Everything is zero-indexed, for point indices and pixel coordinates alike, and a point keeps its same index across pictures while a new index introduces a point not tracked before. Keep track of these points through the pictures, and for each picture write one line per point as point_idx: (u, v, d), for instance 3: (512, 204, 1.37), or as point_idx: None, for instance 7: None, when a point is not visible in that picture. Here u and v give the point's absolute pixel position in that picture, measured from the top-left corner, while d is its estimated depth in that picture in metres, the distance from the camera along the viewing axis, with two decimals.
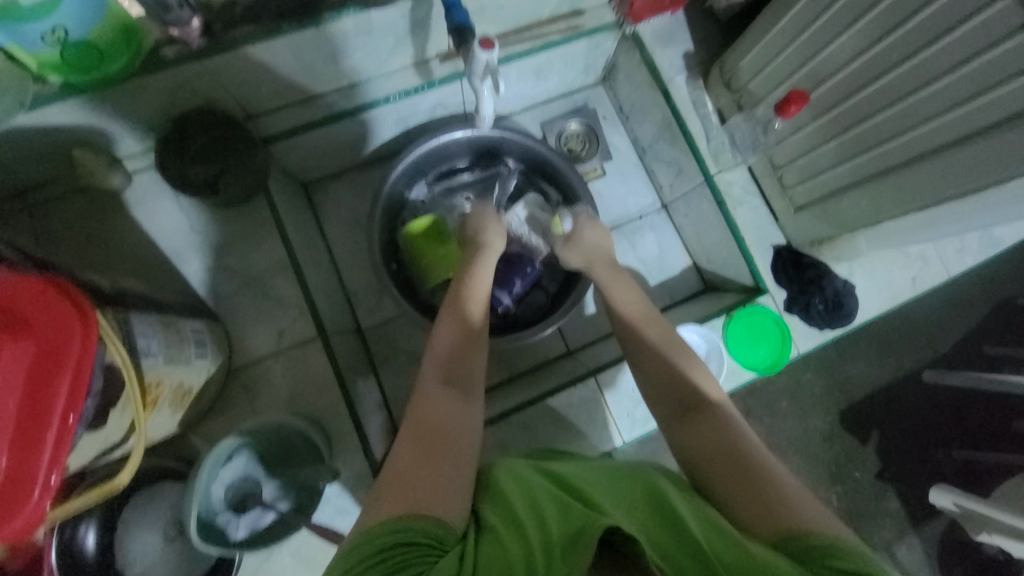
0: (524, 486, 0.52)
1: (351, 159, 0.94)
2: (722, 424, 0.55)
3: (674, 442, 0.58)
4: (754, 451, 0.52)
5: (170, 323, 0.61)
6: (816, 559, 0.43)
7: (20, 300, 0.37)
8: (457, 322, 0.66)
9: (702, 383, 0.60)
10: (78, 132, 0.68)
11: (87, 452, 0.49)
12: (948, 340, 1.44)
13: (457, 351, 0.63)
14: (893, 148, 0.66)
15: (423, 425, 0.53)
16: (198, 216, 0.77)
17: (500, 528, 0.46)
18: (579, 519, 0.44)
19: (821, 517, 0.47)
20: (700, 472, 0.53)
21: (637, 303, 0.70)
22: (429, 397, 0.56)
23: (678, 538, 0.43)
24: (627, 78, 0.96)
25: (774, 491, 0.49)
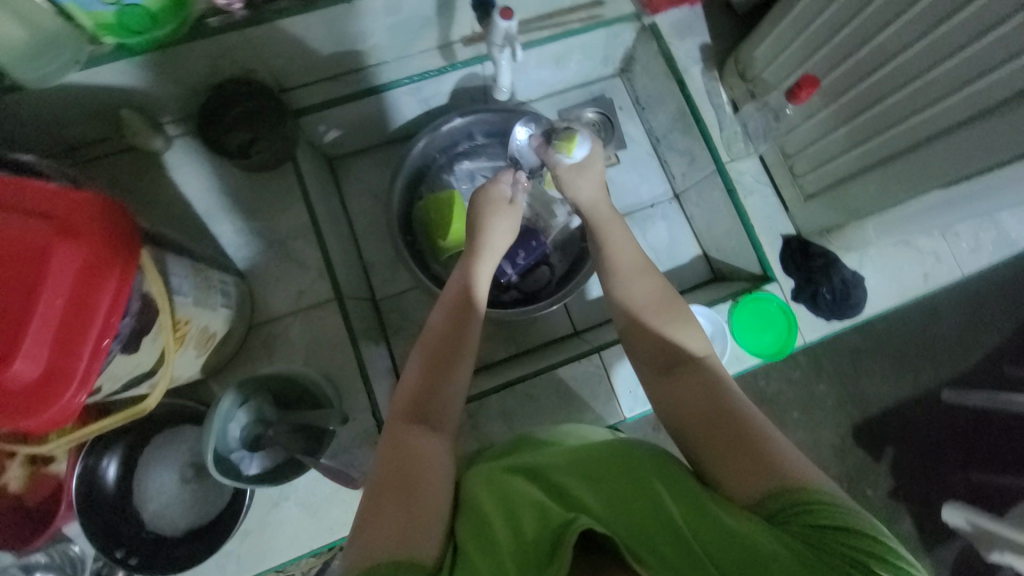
0: (499, 486, 0.52)
1: (374, 138, 0.99)
2: (705, 383, 0.56)
3: (657, 400, 0.59)
4: (737, 407, 0.54)
5: (200, 269, 0.64)
6: (794, 516, 0.45)
7: (70, 211, 0.41)
8: (428, 351, 0.63)
9: (687, 341, 0.61)
10: (127, 95, 0.73)
11: (116, 375, 0.52)
12: (967, 360, 1.41)
13: (429, 385, 0.61)
14: (903, 130, 0.68)
15: (400, 452, 0.53)
16: (231, 180, 0.82)
17: (473, 552, 0.45)
18: (553, 522, 0.46)
19: (800, 467, 0.49)
20: (683, 434, 0.54)
21: (628, 255, 0.71)
22: (401, 427, 0.56)
23: (664, 530, 0.44)
24: (643, 70, 0.99)
25: (756, 444, 0.50)
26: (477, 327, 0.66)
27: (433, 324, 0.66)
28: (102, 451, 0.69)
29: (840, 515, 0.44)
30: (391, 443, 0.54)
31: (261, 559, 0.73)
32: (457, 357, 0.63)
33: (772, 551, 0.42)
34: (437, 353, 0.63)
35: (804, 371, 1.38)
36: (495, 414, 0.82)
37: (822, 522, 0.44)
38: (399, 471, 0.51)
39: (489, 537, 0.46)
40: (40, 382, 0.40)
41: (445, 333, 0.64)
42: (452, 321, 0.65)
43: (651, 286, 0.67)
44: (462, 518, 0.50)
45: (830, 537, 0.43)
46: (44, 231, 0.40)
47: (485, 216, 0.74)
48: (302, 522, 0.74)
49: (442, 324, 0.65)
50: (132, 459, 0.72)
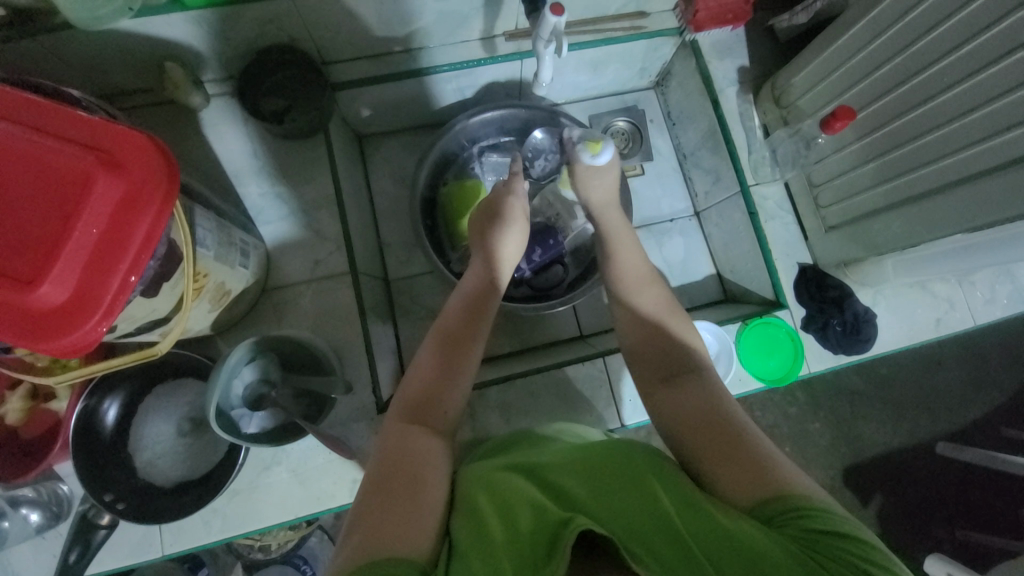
0: (495, 487, 0.53)
1: (406, 121, 1.00)
2: (703, 390, 0.58)
3: (654, 406, 0.61)
4: (733, 414, 0.55)
5: (225, 226, 0.65)
6: (790, 520, 0.45)
7: (121, 147, 0.42)
8: (436, 348, 0.65)
9: (688, 351, 0.64)
10: (174, 48, 0.74)
11: (133, 316, 0.52)
12: (968, 417, 1.40)
13: (434, 381, 0.62)
14: (933, 171, 0.68)
15: (395, 451, 0.54)
16: (262, 144, 0.83)
17: (468, 549, 0.45)
18: (550, 521, 0.45)
19: (795, 475, 0.49)
20: (680, 440, 0.55)
21: (636, 268, 0.74)
22: (396, 428, 0.57)
23: (662, 531, 0.44)
24: (679, 85, 1.00)
25: (752, 449, 0.51)
26: (484, 328, 0.68)
27: (448, 314, 0.69)
28: (105, 393, 0.70)
29: (834, 520, 0.44)
30: (388, 443, 0.55)
31: (245, 520, 0.73)
32: (464, 357, 0.65)
33: (767, 550, 0.42)
34: (443, 350, 0.65)
35: (801, 407, 1.38)
36: (493, 405, 0.82)
37: (818, 526, 0.44)
38: (399, 465, 0.52)
39: (483, 534, 0.46)
40: (65, 308, 0.40)
41: (454, 333, 0.66)
42: (465, 321, 0.67)
43: (655, 298, 0.70)
44: (459, 515, 0.50)
45: (825, 541, 0.43)
46: (88, 161, 0.41)
47: (501, 229, 0.76)
48: (290, 489, 0.74)
49: (453, 321, 0.68)
50: (132, 405, 0.72)
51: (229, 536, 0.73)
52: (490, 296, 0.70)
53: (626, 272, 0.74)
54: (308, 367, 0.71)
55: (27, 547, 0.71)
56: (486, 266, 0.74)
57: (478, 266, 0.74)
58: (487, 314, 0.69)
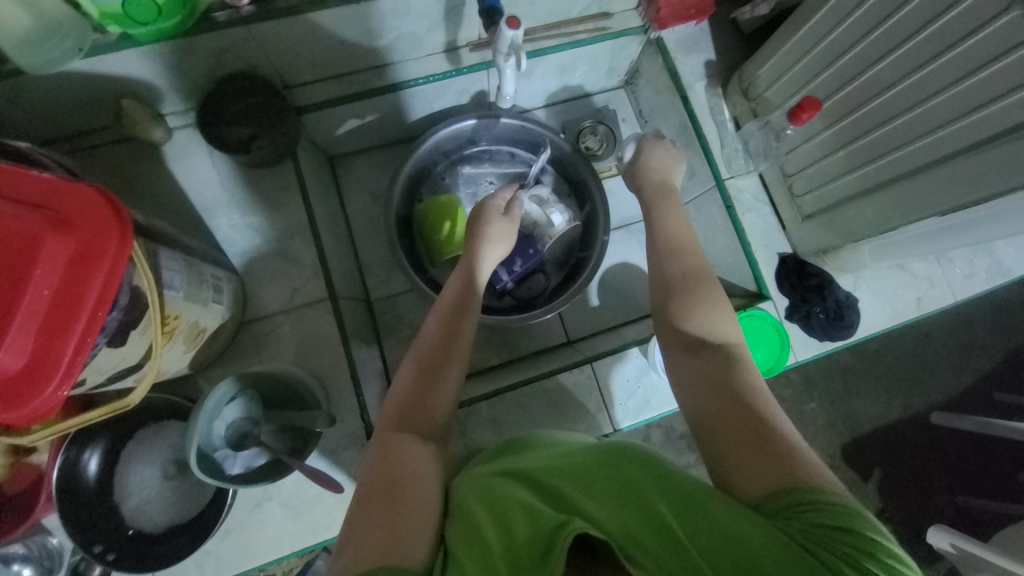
0: (492, 491, 0.52)
1: (377, 138, 0.98)
2: (728, 372, 0.58)
3: (677, 378, 0.62)
4: (758, 399, 0.55)
5: (193, 264, 0.64)
6: (796, 514, 0.45)
7: (69, 204, 0.41)
8: (417, 361, 0.64)
9: (708, 329, 0.64)
10: (130, 85, 0.72)
11: (98, 370, 0.51)
12: (960, 385, 1.42)
13: (419, 392, 0.62)
14: (903, 157, 0.68)
15: (389, 460, 0.54)
16: (230, 174, 0.81)
17: (463, 556, 0.45)
18: (548, 523, 0.45)
19: (813, 464, 0.49)
20: (698, 418, 0.56)
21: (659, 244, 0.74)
22: (389, 437, 0.57)
23: (657, 532, 0.44)
24: (648, 83, 0.99)
25: (772, 439, 0.50)
26: (466, 339, 0.67)
27: (429, 329, 0.68)
28: (86, 442, 0.69)
29: (845, 516, 0.44)
30: (377, 454, 0.55)
31: (240, 559, 0.72)
32: (449, 367, 0.64)
33: (764, 548, 0.42)
34: (428, 359, 0.64)
35: (796, 389, 1.39)
36: (484, 421, 0.81)
37: (826, 522, 0.44)
38: (388, 476, 0.52)
39: (479, 540, 0.46)
40: (22, 374, 0.39)
41: (436, 343, 0.65)
42: (445, 331, 0.66)
43: (686, 266, 0.70)
44: (453, 523, 0.50)
45: (832, 536, 0.43)
46: (34, 221, 0.39)
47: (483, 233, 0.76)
48: (284, 524, 0.73)
49: (435, 333, 0.66)
50: (115, 453, 0.71)
51: None
52: (464, 310, 0.69)
53: (655, 244, 0.74)
54: (292, 399, 0.70)
55: None
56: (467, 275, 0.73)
57: (459, 273, 0.73)
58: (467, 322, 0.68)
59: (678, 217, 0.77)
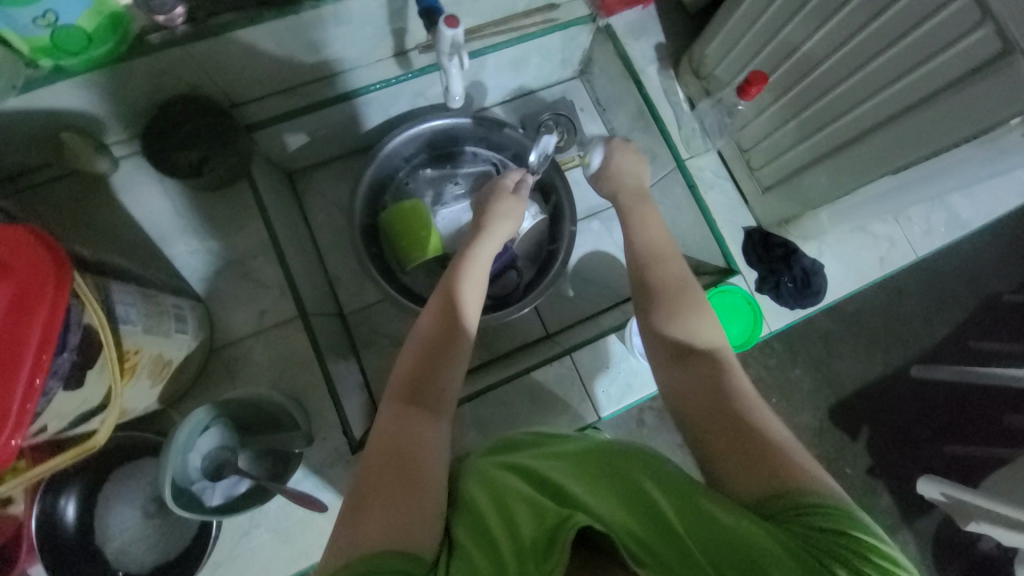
0: (497, 488, 0.52)
1: (335, 149, 0.97)
2: (721, 377, 0.58)
3: (669, 391, 0.60)
4: (753, 404, 0.55)
5: (150, 295, 0.62)
6: (794, 518, 0.45)
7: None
8: (428, 334, 0.63)
9: (691, 333, 0.63)
10: (68, 118, 0.70)
11: (57, 415, 0.49)
12: (934, 337, 1.46)
13: (427, 367, 0.61)
14: (853, 120, 0.70)
15: (393, 441, 0.53)
16: (184, 200, 0.79)
17: (470, 548, 0.46)
18: (552, 519, 0.46)
19: (806, 468, 0.49)
20: (687, 415, 0.56)
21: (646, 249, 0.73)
22: (391, 415, 0.56)
23: (659, 531, 0.44)
24: (602, 70, 0.99)
25: (769, 446, 0.50)
26: (471, 318, 0.67)
27: (432, 305, 0.67)
28: (60, 489, 0.67)
29: (843, 519, 0.44)
30: (380, 433, 0.55)
31: None
32: (458, 345, 0.64)
33: (764, 547, 0.42)
34: (436, 337, 0.63)
35: (779, 357, 1.41)
36: (470, 423, 0.81)
37: (822, 524, 0.44)
38: (395, 455, 0.52)
39: (486, 540, 0.46)
40: None
41: (443, 322, 0.64)
42: (451, 308, 0.66)
43: (672, 276, 0.69)
44: (458, 519, 0.50)
45: (827, 537, 0.43)
46: None
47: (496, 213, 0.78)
48: (276, 548, 0.72)
49: (440, 309, 0.66)
50: (92, 497, 0.69)
51: None
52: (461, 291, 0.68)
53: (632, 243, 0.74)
54: (266, 422, 0.68)
55: None
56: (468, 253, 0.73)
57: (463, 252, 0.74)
58: (473, 300, 0.69)
59: (658, 224, 0.77)
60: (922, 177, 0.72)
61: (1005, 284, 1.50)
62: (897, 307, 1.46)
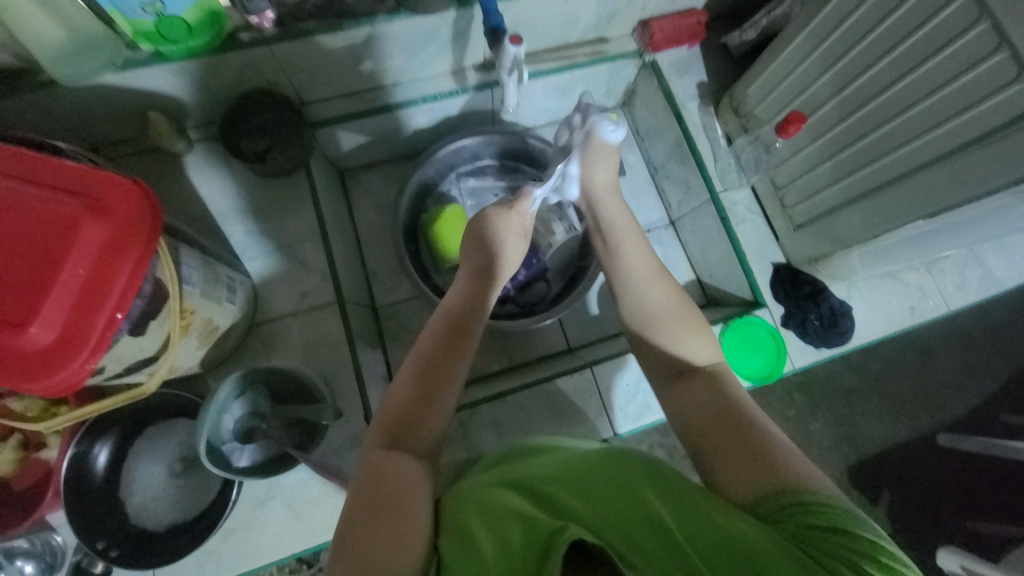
0: (487, 501, 0.52)
1: (386, 153, 1.03)
2: (712, 398, 0.58)
3: (670, 412, 0.61)
4: (747, 415, 0.55)
5: (210, 262, 0.67)
6: (788, 517, 0.45)
7: (109, 192, 0.47)
8: (415, 370, 0.62)
9: (694, 351, 0.63)
10: (157, 100, 0.77)
11: (119, 358, 0.53)
12: (964, 406, 1.41)
13: (414, 406, 0.59)
14: (885, 165, 0.72)
15: (384, 471, 0.52)
16: (246, 184, 0.86)
17: (457, 563, 0.45)
18: (544, 530, 0.45)
19: (802, 470, 0.49)
20: (686, 428, 0.58)
21: (641, 265, 0.71)
22: (377, 458, 0.54)
23: (657, 537, 0.44)
24: (644, 103, 1.04)
25: (757, 444, 0.52)
26: (466, 356, 0.64)
27: (425, 337, 0.65)
28: (96, 437, 0.70)
29: (833, 516, 0.44)
30: (368, 469, 0.53)
31: (241, 559, 0.72)
32: (447, 382, 0.61)
33: (762, 549, 0.42)
34: (426, 369, 0.62)
35: (799, 408, 1.39)
36: (486, 423, 0.82)
37: (817, 522, 0.44)
38: (383, 487, 0.51)
39: (473, 552, 0.46)
40: (52, 347, 0.44)
41: (433, 359, 0.62)
42: (443, 348, 0.63)
43: (663, 302, 0.67)
44: (445, 534, 0.50)
45: (826, 538, 0.43)
46: (74, 206, 0.44)
47: (499, 242, 0.71)
48: (286, 524, 0.74)
49: (432, 346, 0.63)
50: (123, 449, 0.72)
51: None
52: (462, 328, 0.65)
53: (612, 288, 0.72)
54: (296, 396, 0.72)
55: None
56: (473, 285, 0.69)
57: (460, 284, 0.69)
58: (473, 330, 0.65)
59: (641, 253, 0.72)
60: (969, 218, 0.74)
61: None
62: (926, 369, 1.43)
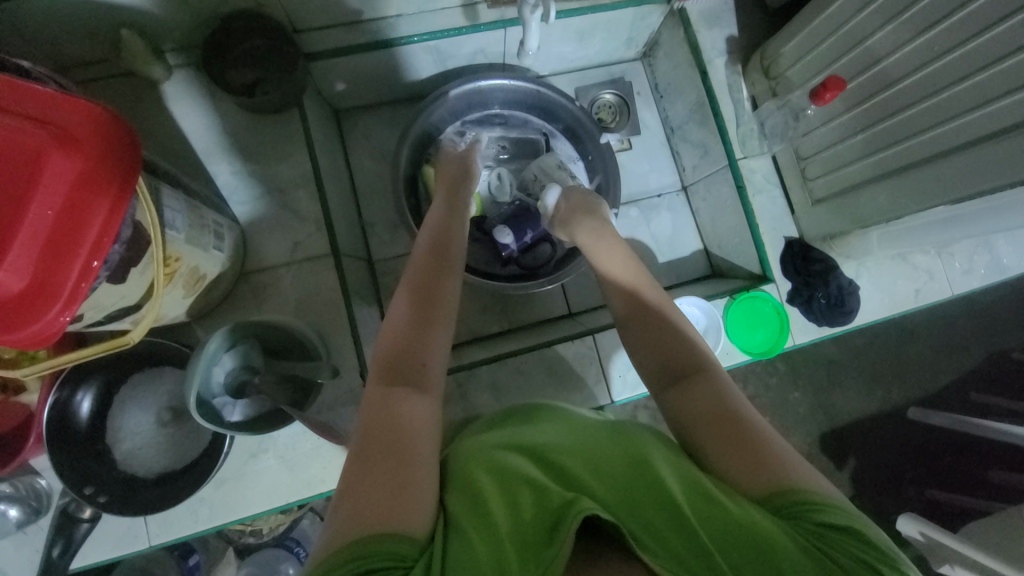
0: (494, 464, 0.51)
1: (387, 93, 0.95)
2: (715, 393, 0.54)
3: (667, 410, 0.57)
4: (743, 410, 0.53)
5: (195, 206, 0.62)
6: (798, 513, 0.45)
7: (75, 121, 0.41)
8: (406, 305, 0.60)
9: (690, 345, 0.60)
10: (132, 16, 0.68)
11: (98, 305, 0.49)
12: (939, 383, 1.45)
13: (411, 334, 0.57)
14: (920, 143, 0.68)
15: (386, 413, 0.50)
16: (233, 119, 0.78)
17: (469, 528, 0.44)
18: (556, 502, 0.45)
19: (805, 471, 0.49)
20: (681, 425, 0.55)
21: (623, 268, 0.68)
22: (377, 397, 0.52)
23: (669, 517, 0.44)
24: (667, 56, 0.97)
25: (759, 443, 0.50)
26: (454, 280, 0.65)
27: (410, 274, 0.64)
28: (78, 384, 0.67)
29: (841, 514, 0.45)
30: (370, 409, 0.51)
31: (232, 508, 0.72)
32: (439, 309, 0.61)
33: (777, 540, 0.42)
34: (415, 302, 0.60)
35: (781, 378, 1.42)
36: (483, 385, 0.81)
37: (828, 521, 0.44)
38: (380, 431, 0.49)
39: (486, 526, 0.44)
40: (23, 296, 0.40)
41: (423, 289, 0.62)
42: (429, 277, 0.63)
43: (652, 300, 0.64)
44: (453, 493, 0.49)
45: (834, 537, 0.43)
46: (39, 136, 0.39)
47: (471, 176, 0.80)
48: (279, 476, 0.73)
49: (416, 278, 0.63)
50: (108, 397, 0.70)
51: (215, 526, 0.72)
52: (443, 260, 0.66)
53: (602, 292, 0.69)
54: (290, 351, 0.70)
55: (6, 543, 0.69)
56: (448, 213, 0.73)
57: (438, 212, 0.73)
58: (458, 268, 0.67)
59: (626, 257, 0.69)
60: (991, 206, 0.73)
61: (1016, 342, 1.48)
62: (908, 346, 1.45)
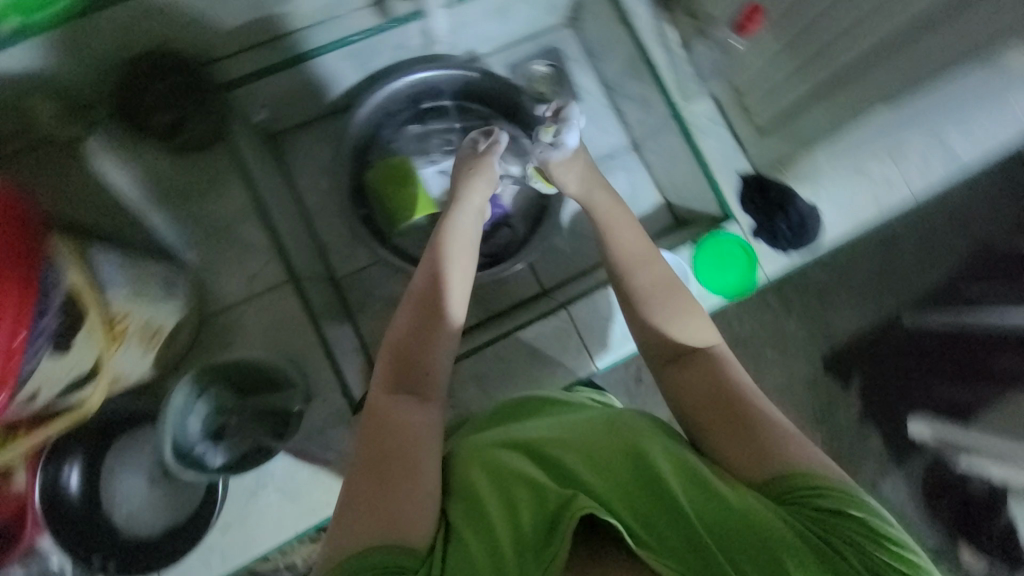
0: (494, 464, 0.53)
1: (314, 107, 0.90)
2: (718, 382, 0.56)
3: (668, 393, 0.59)
4: (748, 397, 0.55)
5: (136, 262, 0.63)
6: (800, 499, 0.48)
7: None
8: (411, 313, 0.61)
9: (699, 329, 0.61)
10: (32, 79, 0.66)
11: (49, 380, 0.50)
12: (929, 284, 1.40)
13: (416, 345, 0.59)
14: (848, 57, 0.72)
15: (387, 421, 0.54)
16: (162, 163, 0.76)
17: (467, 534, 0.47)
18: (552, 503, 0.47)
19: (808, 454, 0.51)
20: (682, 414, 0.57)
21: (635, 244, 0.67)
22: (382, 404, 0.56)
23: (667, 514, 0.46)
24: (592, 16, 0.96)
25: (761, 432, 0.52)
26: (462, 283, 0.64)
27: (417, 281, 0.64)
28: (62, 457, 0.67)
29: (844, 500, 0.47)
30: (373, 416, 0.55)
31: (245, 549, 0.70)
32: (444, 316, 0.61)
33: (772, 527, 0.45)
34: (420, 310, 0.61)
35: (774, 312, 1.37)
36: (468, 379, 0.81)
37: (829, 506, 0.47)
38: (381, 441, 0.52)
39: (484, 531, 0.47)
40: None
41: (427, 295, 0.62)
42: (432, 281, 0.63)
43: (657, 277, 0.64)
44: (455, 498, 0.52)
45: (833, 521, 0.46)
46: None
47: (463, 177, 0.71)
48: (282, 509, 0.71)
49: (420, 283, 0.63)
50: (94, 467, 0.70)
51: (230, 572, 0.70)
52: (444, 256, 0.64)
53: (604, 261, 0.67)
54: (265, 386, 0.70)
55: None
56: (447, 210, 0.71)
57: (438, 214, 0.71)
58: (467, 273, 0.65)
59: (632, 231, 0.68)
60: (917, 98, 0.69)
61: (1000, 229, 1.43)
62: (895, 254, 1.41)
